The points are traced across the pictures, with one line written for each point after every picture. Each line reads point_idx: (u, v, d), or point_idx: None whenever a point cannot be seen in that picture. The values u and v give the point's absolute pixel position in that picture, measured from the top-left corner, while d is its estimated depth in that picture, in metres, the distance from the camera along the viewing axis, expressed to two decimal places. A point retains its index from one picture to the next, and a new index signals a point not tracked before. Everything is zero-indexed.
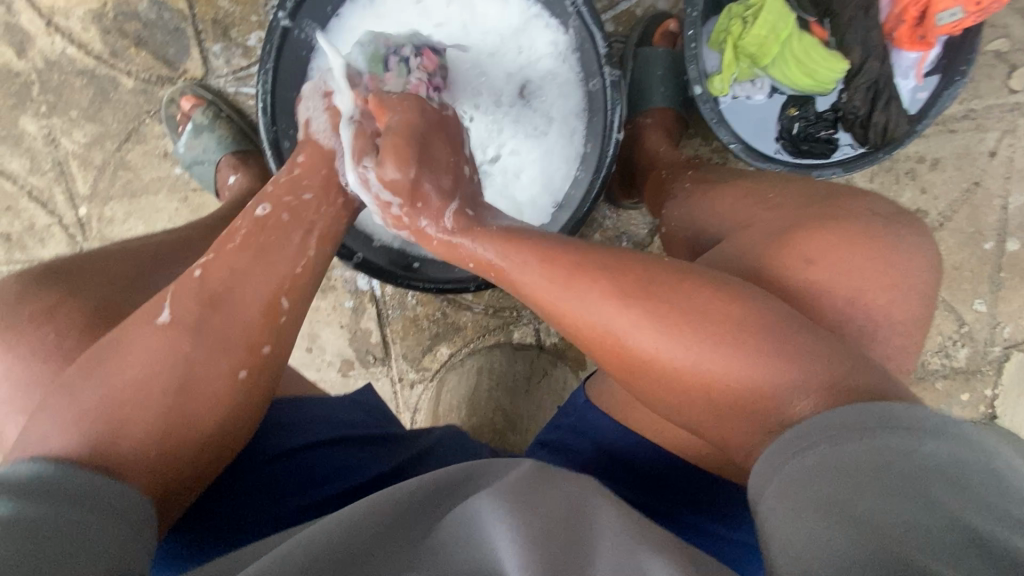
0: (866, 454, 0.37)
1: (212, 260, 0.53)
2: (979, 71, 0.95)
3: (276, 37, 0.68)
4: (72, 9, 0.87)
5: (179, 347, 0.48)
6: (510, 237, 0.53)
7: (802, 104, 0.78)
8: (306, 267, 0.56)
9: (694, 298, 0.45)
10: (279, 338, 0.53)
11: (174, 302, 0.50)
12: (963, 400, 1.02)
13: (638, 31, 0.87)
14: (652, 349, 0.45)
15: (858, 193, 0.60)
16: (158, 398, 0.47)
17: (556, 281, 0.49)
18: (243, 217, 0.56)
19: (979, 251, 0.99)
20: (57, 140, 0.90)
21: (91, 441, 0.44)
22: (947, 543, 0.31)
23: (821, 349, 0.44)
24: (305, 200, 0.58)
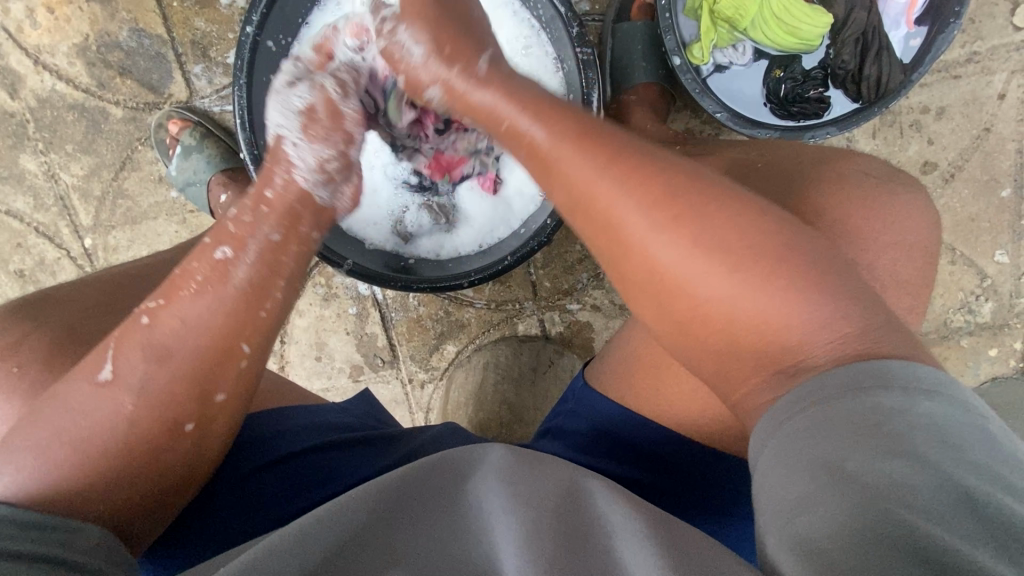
0: (862, 412, 0.36)
1: (162, 305, 0.49)
2: (979, 11, 0.90)
3: (247, 52, 0.68)
4: (57, 45, 0.89)
5: (121, 406, 0.47)
6: (544, 120, 0.49)
7: (788, 65, 0.75)
8: (271, 308, 0.52)
9: (726, 217, 0.43)
10: (237, 384, 0.51)
11: (116, 353, 0.48)
12: (991, 356, 0.97)
13: (614, 6, 0.85)
14: (668, 258, 0.42)
15: (849, 155, 0.59)
16: (104, 456, 0.47)
17: (601, 161, 0.45)
18: (201, 259, 0.51)
19: (996, 199, 0.94)
20: (57, 175, 0.92)
21: (39, 498, 0.45)
22: (939, 506, 0.32)
23: (851, 290, 0.41)
24: (251, 225, 0.53)
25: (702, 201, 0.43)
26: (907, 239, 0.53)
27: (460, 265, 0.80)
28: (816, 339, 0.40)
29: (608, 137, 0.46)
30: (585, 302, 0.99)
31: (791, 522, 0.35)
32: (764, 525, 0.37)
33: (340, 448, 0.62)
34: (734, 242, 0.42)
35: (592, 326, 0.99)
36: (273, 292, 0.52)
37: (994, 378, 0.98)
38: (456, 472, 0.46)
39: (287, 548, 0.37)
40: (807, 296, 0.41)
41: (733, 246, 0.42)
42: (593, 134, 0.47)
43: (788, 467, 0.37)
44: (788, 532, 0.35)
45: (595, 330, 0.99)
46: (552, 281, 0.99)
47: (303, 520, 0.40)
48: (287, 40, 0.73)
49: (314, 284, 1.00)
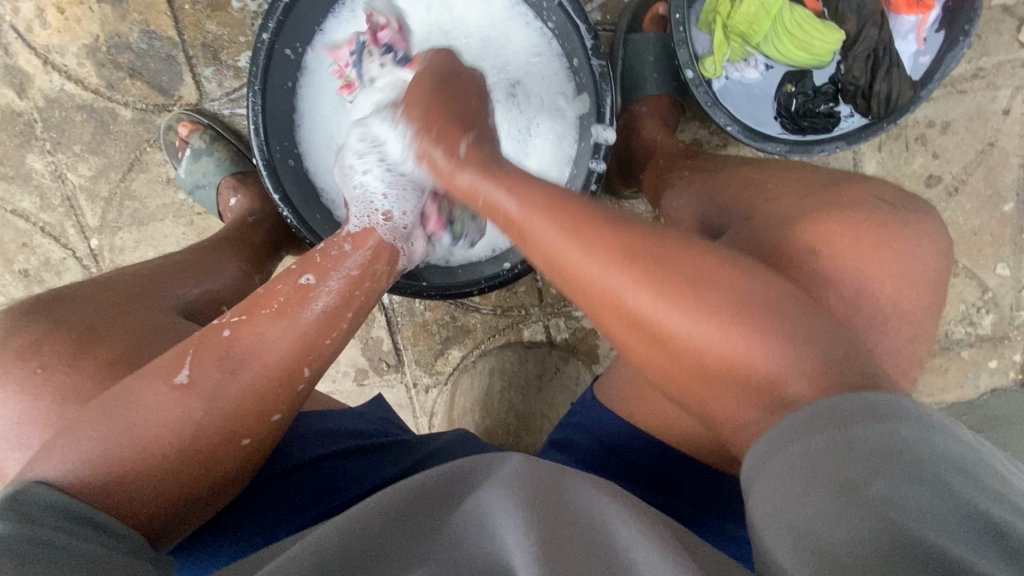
0: (878, 439, 0.36)
1: (242, 321, 0.52)
2: (986, 27, 0.91)
3: (262, 58, 0.68)
4: (66, 45, 0.89)
5: (192, 409, 0.48)
6: (527, 189, 0.50)
7: (799, 80, 0.76)
8: (334, 338, 0.55)
9: (689, 262, 0.44)
10: (293, 403, 0.53)
11: (194, 359, 0.50)
12: (991, 367, 0.99)
13: (626, 16, 0.85)
14: (647, 311, 0.44)
15: (862, 180, 0.60)
16: (165, 457, 0.46)
17: (569, 233, 0.46)
18: (284, 282, 0.55)
19: (998, 213, 0.95)
20: (64, 175, 0.92)
21: (105, 489, 0.44)
22: (961, 529, 0.31)
23: (815, 334, 0.43)
24: (335, 260, 0.58)
25: (671, 257, 0.45)
26: (921, 268, 0.54)
27: (471, 272, 0.81)
28: (787, 382, 0.42)
29: (587, 209, 0.48)
30: None
31: (811, 542, 0.34)
32: (775, 537, 0.36)
33: (357, 454, 0.63)
34: (702, 288, 0.43)
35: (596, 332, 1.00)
36: (342, 322, 0.55)
37: (992, 390, 0.99)
38: (472, 479, 0.45)
39: (310, 551, 0.37)
40: (770, 334, 0.42)
41: (703, 290, 0.43)
42: (559, 195, 0.49)
43: (804, 485, 0.36)
44: (811, 552, 0.33)
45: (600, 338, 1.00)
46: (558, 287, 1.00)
47: (329, 526, 0.41)
48: (302, 48, 0.73)
49: None
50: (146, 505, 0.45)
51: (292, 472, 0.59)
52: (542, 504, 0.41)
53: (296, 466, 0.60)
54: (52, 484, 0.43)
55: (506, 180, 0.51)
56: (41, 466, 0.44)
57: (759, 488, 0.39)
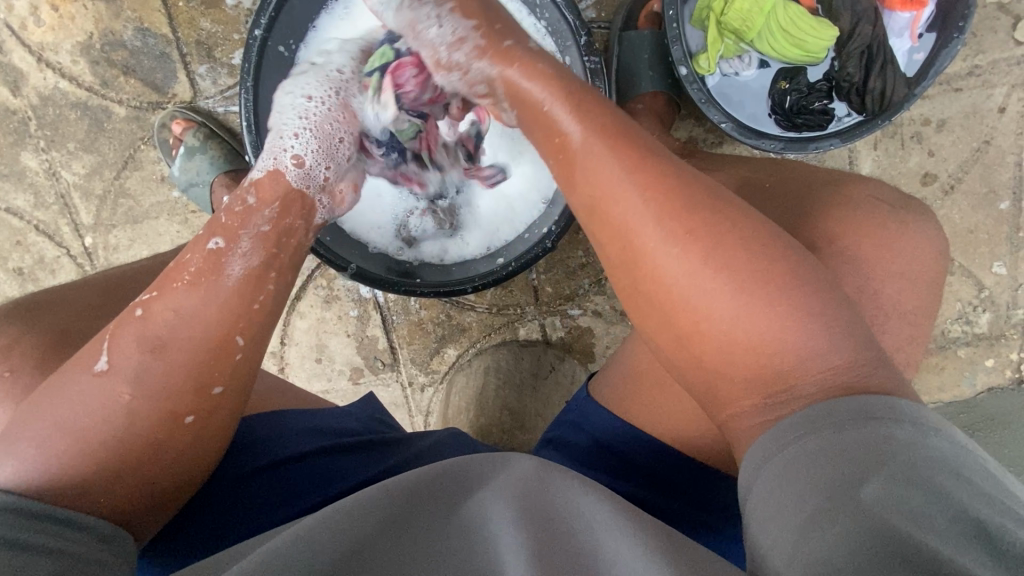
0: (873, 442, 0.37)
1: (156, 296, 0.49)
2: (981, 25, 0.91)
3: (254, 55, 0.68)
4: (60, 43, 0.89)
5: (117, 395, 0.46)
6: (585, 117, 0.48)
7: (793, 77, 0.76)
8: (264, 300, 0.51)
9: (733, 229, 0.43)
10: (234, 377, 0.50)
11: (113, 344, 0.48)
12: (988, 366, 0.98)
13: (621, 14, 0.85)
14: (689, 281, 0.42)
15: (863, 181, 0.59)
16: (102, 445, 0.46)
17: (632, 185, 0.44)
18: (195, 250, 0.51)
19: (994, 212, 0.95)
20: (58, 173, 0.92)
21: (44, 487, 0.44)
22: (952, 534, 0.32)
23: (848, 321, 0.42)
24: (244, 218, 0.54)
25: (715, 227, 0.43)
26: (914, 267, 0.54)
27: (466, 269, 0.81)
28: (806, 367, 0.41)
29: (652, 162, 0.45)
30: (587, 307, 0.99)
31: (803, 549, 0.34)
32: (768, 537, 0.36)
33: (351, 450, 0.62)
34: (752, 260, 0.42)
35: (592, 331, 0.99)
36: (268, 284, 0.52)
37: (990, 389, 0.99)
38: (458, 481, 0.46)
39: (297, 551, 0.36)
40: (807, 315, 0.41)
41: (751, 262, 0.42)
42: (622, 141, 0.47)
43: (799, 488, 0.36)
44: (802, 557, 0.34)
45: (596, 336, 0.99)
46: (554, 286, 0.99)
47: (317, 523, 0.40)
48: (295, 45, 0.73)
49: (315, 286, 1.00)
50: (100, 498, 0.45)
51: (283, 468, 0.59)
52: (524, 508, 0.42)
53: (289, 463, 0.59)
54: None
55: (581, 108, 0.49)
56: None
57: (756, 482, 0.39)
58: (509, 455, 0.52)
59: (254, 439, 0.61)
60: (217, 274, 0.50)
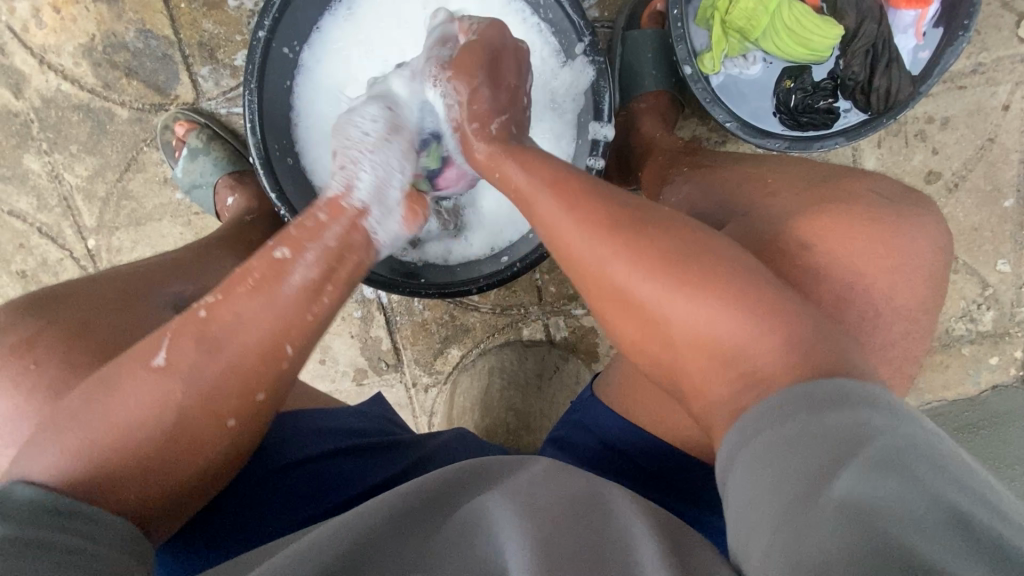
0: (840, 430, 0.36)
1: (217, 300, 0.49)
2: (984, 23, 0.91)
3: (258, 56, 0.67)
4: (63, 45, 0.89)
5: (172, 393, 0.46)
6: (529, 164, 0.52)
7: (797, 76, 0.76)
8: (315, 314, 0.51)
9: (682, 250, 0.45)
10: (278, 386, 0.50)
11: (172, 342, 0.47)
12: (992, 364, 0.98)
13: (624, 13, 0.85)
14: (646, 297, 0.44)
15: (862, 174, 0.59)
16: (143, 446, 0.45)
17: (569, 210, 0.48)
18: (260, 258, 0.50)
19: (998, 209, 0.95)
20: (61, 176, 0.92)
21: (85, 485, 0.44)
22: (928, 522, 0.31)
23: (796, 309, 0.44)
24: (314, 232, 0.52)
25: (676, 245, 0.45)
26: (917, 264, 0.54)
27: (470, 270, 0.81)
28: (761, 358, 0.42)
29: (594, 187, 0.49)
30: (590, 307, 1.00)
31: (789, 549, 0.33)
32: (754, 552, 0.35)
33: (360, 451, 0.62)
34: (692, 264, 0.44)
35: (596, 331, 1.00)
36: (322, 299, 0.51)
37: (994, 387, 0.99)
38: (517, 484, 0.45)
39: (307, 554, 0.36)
40: (753, 316, 0.43)
41: (693, 266, 0.44)
42: (563, 175, 0.50)
43: (770, 482, 0.36)
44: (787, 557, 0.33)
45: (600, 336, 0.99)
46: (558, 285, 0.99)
47: (323, 528, 0.39)
48: (299, 47, 0.73)
49: None
50: (141, 490, 0.45)
51: (295, 468, 0.59)
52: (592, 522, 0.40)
53: (299, 463, 0.59)
54: (42, 484, 0.43)
55: (518, 158, 0.54)
56: (31, 463, 0.44)
57: (732, 472, 0.39)
58: (533, 457, 0.52)
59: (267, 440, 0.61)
60: (274, 279, 0.49)
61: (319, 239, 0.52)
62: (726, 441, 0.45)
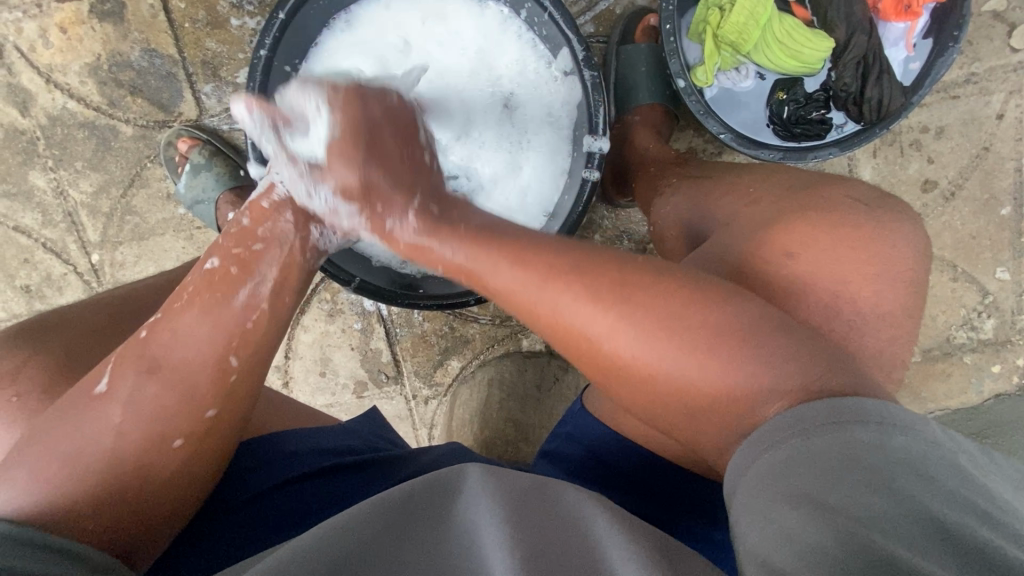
0: (842, 446, 0.37)
1: (157, 321, 0.51)
2: (976, 34, 0.92)
3: (259, 73, 0.69)
4: (69, 64, 0.90)
5: (111, 418, 0.47)
6: (467, 237, 0.51)
7: (790, 87, 0.77)
8: (257, 322, 0.52)
9: (657, 302, 0.44)
10: (227, 403, 0.50)
11: (115, 370, 0.49)
12: (994, 372, 0.98)
13: (619, 28, 0.86)
14: (618, 350, 0.44)
15: (838, 181, 0.60)
16: (93, 470, 0.46)
17: (536, 283, 0.47)
18: (196, 272, 0.54)
19: (996, 217, 0.95)
20: (66, 192, 0.93)
21: (44, 511, 0.44)
22: (917, 536, 0.32)
23: (792, 348, 0.43)
24: (241, 237, 0.55)
25: (627, 288, 0.45)
26: (898, 269, 0.54)
27: None
28: (762, 403, 0.41)
29: (563, 257, 0.48)
30: None
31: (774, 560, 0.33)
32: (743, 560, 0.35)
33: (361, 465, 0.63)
34: (676, 323, 0.43)
35: None
36: (263, 303, 0.53)
37: (997, 396, 0.98)
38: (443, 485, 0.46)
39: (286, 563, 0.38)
40: (744, 357, 0.42)
41: (677, 326, 0.43)
42: (511, 242, 0.50)
43: (772, 495, 0.36)
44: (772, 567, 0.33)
45: None
46: None
47: (308, 534, 0.41)
48: (300, 64, 0.75)
49: (319, 300, 1.00)
50: (98, 515, 0.45)
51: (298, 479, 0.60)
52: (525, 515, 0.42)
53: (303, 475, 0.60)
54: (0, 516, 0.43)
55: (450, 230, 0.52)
56: None
57: (738, 491, 0.39)
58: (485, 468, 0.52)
59: (274, 454, 0.63)
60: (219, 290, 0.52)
61: (261, 256, 0.55)
62: (714, 454, 0.45)
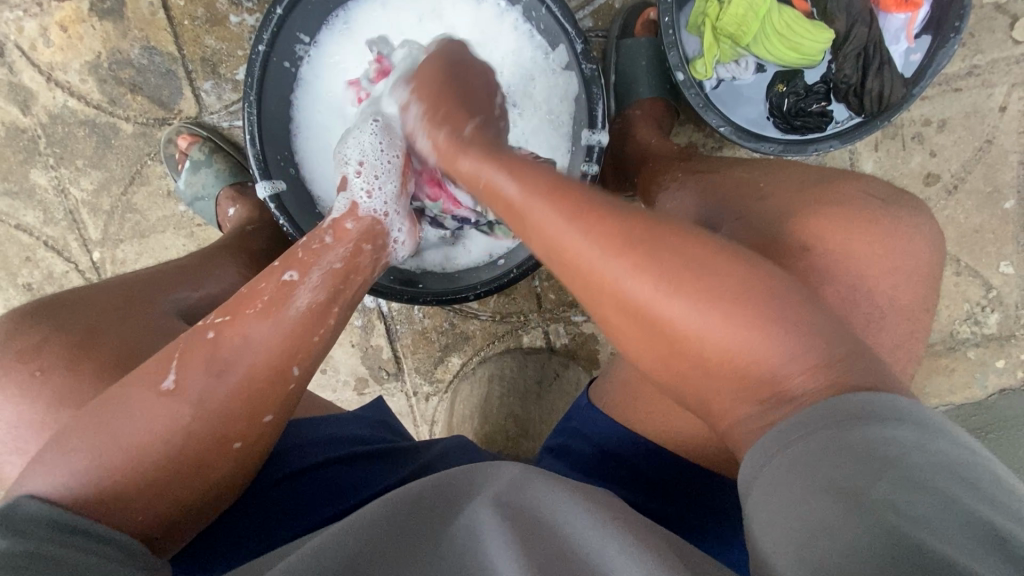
0: (881, 441, 0.36)
1: (226, 322, 0.51)
2: (978, 26, 0.91)
3: (257, 69, 0.69)
4: (69, 62, 0.91)
5: (179, 415, 0.47)
6: (518, 175, 0.50)
7: (790, 79, 0.76)
8: (321, 335, 0.54)
9: (683, 254, 0.43)
10: (283, 403, 0.51)
11: (182, 366, 0.49)
12: (999, 367, 0.97)
13: (619, 22, 0.86)
14: (651, 301, 0.43)
15: (853, 176, 0.59)
16: (156, 464, 0.46)
17: (574, 234, 0.45)
18: (268, 279, 0.54)
19: (999, 211, 0.95)
20: (67, 190, 0.93)
21: (102, 500, 0.44)
22: (965, 544, 0.31)
23: (819, 327, 0.42)
24: (318, 254, 0.57)
25: (663, 241, 0.44)
26: (909, 268, 0.53)
27: (469, 277, 0.81)
28: (787, 370, 0.41)
29: (594, 203, 0.46)
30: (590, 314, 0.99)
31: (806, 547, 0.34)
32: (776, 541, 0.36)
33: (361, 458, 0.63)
34: (703, 275, 0.42)
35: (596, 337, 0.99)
36: (329, 318, 0.55)
37: (1001, 390, 0.97)
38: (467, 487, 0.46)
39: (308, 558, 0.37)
40: (774, 327, 0.41)
41: (703, 277, 0.42)
42: (565, 188, 0.48)
43: (807, 483, 0.36)
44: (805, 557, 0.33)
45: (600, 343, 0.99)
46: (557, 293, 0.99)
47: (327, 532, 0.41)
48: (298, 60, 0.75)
49: None
50: (142, 516, 0.45)
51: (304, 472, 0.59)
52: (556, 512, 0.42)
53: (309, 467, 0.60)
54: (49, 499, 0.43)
55: (503, 166, 0.51)
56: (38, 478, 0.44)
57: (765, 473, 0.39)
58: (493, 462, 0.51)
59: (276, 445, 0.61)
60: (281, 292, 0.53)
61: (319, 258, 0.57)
62: (739, 429, 0.43)
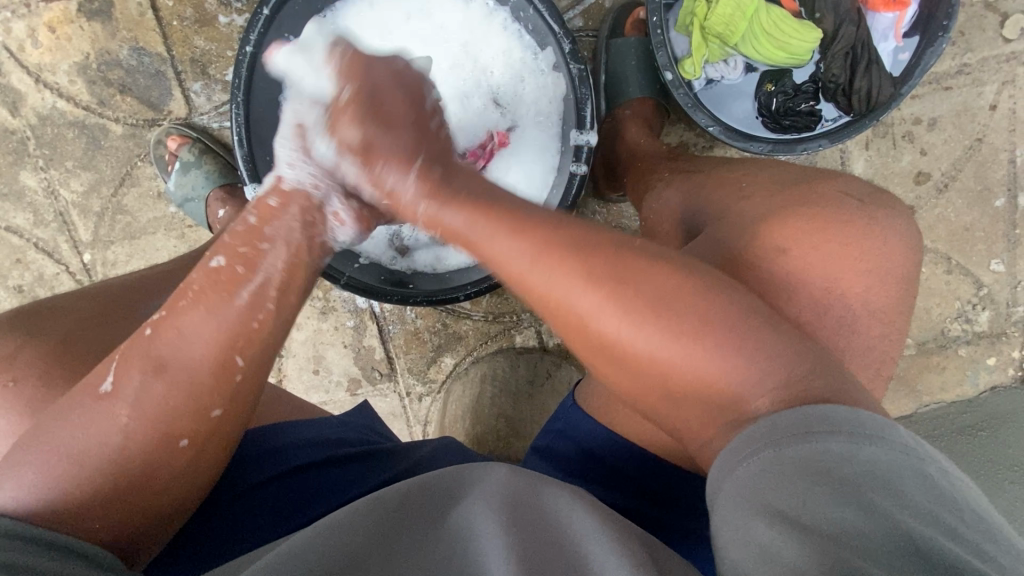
0: (810, 458, 0.37)
1: (162, 316, 0.48)
2: (967, 24, 0.92)
3: (244, 68, 0.68)
4: (58, 63, 0.90)
5: (116, 418, 0.45)
6: (468, 203, 0.48)
7: (778, 79, 0.76)
8: (264, 319, 0.49)
9: (643, 281, 0.44)
10: (235, 398, 0.48)
11: (119, 367, 0.47)
12: (990, 365, 0.97)
13: (608, 22, 0.85)
14: (618, 333, 0.43)
15: (830, 176, 0.60)
16: (98, 463, 0.45)
17: (527, 261, 0.45)
18: (199, 269, 0.50)
19: (990, 209, 0.95)
20: (56, 192, 0.93)
21: (47, 510, 0.43)
22: (892, 554, 0.32)
23: (772, 349, 0.43)
24: (250, 236, 0.51)
25: (618, 266, 0.44)
26: (890, 268, 0.54)
27: (458, 277, 0.81)
28: (750, 392, 0.42)
29: (546, 228, 0.45)
30: None
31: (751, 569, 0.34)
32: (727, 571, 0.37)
33: (350, 459, 0.63)
34: (665, 306, 0.43)
35: None
36: (269, 304, 0.49)
37: (992, 388, 0.98)
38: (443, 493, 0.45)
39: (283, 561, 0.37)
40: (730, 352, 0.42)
41: (666, 308, 0.43)
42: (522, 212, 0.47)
43: (745, 508, 0.37)
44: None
45: None
46: None
47: (298, 537, 0.41)
48: None
49: (312, 297, 1.00)
50: (97, 520, 0.44)
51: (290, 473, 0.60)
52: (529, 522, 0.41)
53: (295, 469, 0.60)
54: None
55: (452, 190, 0.49)
56: None
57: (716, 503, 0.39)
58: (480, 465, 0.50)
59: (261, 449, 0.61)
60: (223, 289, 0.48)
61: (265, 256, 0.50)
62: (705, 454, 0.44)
